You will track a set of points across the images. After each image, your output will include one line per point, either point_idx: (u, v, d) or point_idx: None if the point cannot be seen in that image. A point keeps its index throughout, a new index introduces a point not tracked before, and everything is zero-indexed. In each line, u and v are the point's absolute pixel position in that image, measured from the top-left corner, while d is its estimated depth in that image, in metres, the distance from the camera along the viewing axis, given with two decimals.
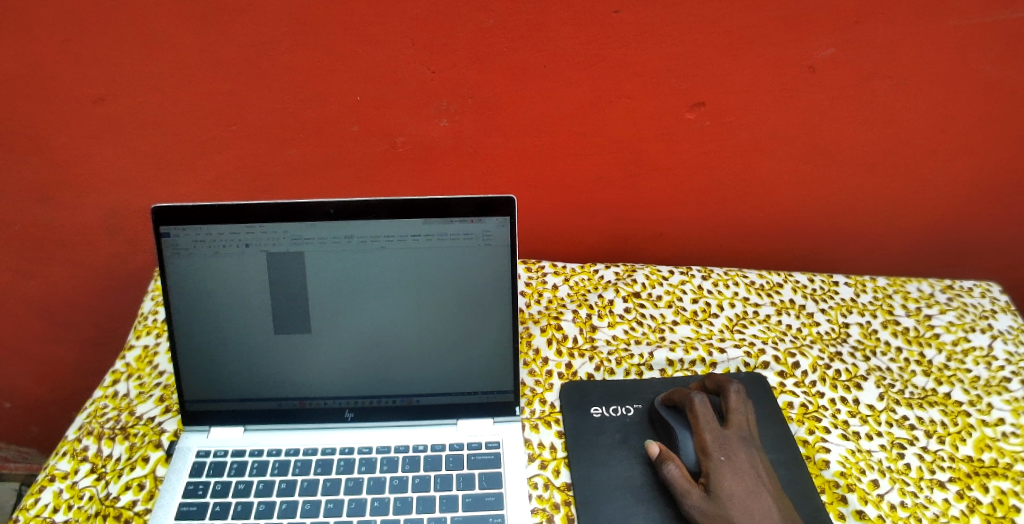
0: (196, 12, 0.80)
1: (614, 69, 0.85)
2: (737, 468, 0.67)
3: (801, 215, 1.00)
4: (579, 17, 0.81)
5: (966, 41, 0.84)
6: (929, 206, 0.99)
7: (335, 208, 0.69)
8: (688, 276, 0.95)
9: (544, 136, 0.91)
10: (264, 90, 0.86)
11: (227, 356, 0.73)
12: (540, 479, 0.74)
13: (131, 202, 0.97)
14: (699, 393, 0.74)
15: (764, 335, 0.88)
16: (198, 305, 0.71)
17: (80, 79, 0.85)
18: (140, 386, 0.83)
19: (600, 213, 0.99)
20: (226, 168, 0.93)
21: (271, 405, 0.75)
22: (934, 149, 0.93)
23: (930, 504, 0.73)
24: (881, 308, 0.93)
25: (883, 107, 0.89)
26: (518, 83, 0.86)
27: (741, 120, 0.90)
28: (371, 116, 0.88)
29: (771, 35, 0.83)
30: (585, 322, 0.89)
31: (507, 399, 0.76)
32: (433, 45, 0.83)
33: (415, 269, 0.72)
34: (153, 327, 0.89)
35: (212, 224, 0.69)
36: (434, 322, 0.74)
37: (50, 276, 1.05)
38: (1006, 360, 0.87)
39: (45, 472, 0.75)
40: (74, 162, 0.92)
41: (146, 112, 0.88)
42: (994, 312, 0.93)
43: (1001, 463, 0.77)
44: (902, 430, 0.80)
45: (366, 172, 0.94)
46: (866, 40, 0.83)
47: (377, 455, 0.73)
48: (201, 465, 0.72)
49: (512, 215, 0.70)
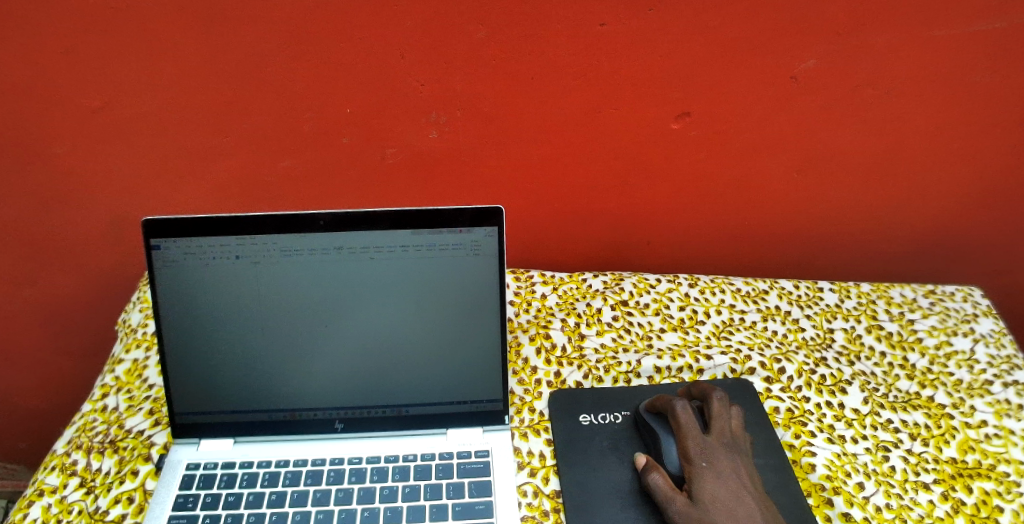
0: (190, 23, 0.81)
1: (603, 78, 0.86)
2: (719, 473, 0.68)
3: (788, 221, 1.01)
4: (569, 28, 0.82)
5: (948, 49, 0.86)
6: (914, 211, 1.01)
7: (326, 219, 0.70)
8: (675, 284, 0.96)
9: (535, 145, 0.92)
10: (259, 101, 0.87)
11: (218, 368, 0.73)
12: (530, 486, 0.74)
13: (125, 213, 0.97)
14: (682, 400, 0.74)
15: (751, 341, 0.89)
16: (188, 318, 0.72)
17: (77, 89, 0.86)
18: (130, 400, 0.83)
19: (591, 221, 1.00)
20: (219, 179, 0.94)
21: (262, 417, 0.75)
22: (919, 156, 0.95)
23: (914, 506, 0.74)
24: (865, 313, 0.94)
25: (869, 114, 0.91)
26: (509, 93, 0.87)
27: (729, 127, 0.91)
28: (363, 126, 0.89)
29: (759, 44, 0.84)
30: (573, 330, 0.90)
31: (497, 408, 0.77)
32: (425, 55, 0.84)
33: (405, 278, 0.72)
34: (143, 341, 0.89)
35: (203, 236, 0.69)
36: (423, 331, 0.74)
37: (43, 286, 1.05)
38: (988, 363, 0.89)
39: (33, 487, 0.75)
40: (68, 172, 0.93)
41: (140, 122, 0.89)
42: (975, 316, 0.94)
43: (984, 464, 0.78)
44: (887, 433, 0.81)
45: (358, 182, 0.94)
46: (852, 49, 0.85)
47: (368, 465, 0.73)
48: (191, 478, 0.72)
49: (500, 224, 0.70)
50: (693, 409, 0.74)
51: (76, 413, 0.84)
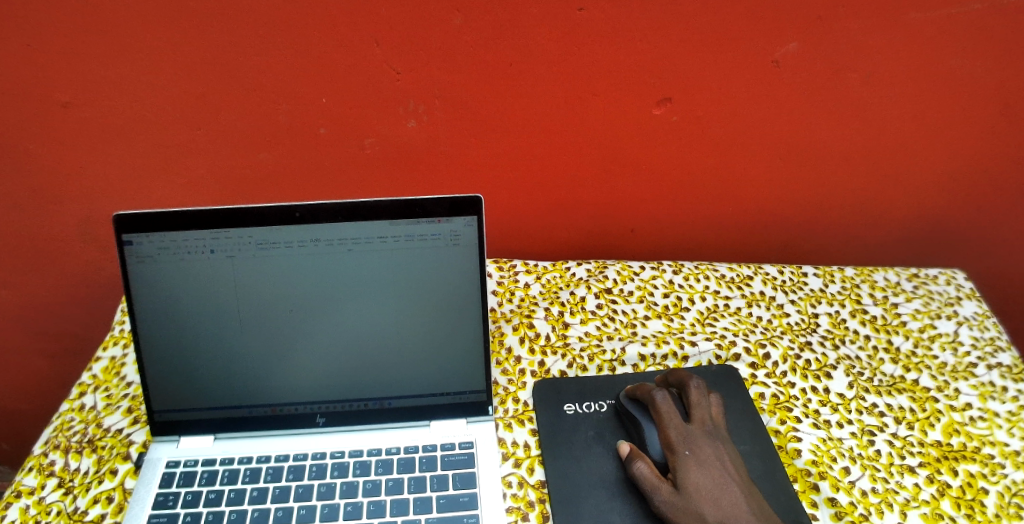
0: (159, 13, 0.79)
1: (583, 64, 0.85)
2: (702, 461, 0.67)
3: (771, 207, 1.01)
4: (547, 14, 0.81)
5: (928, 32, 0.85)
6: (897, 195, 1.01)
7: (302, 210, 0.69)
8: (659, 271, 0.95)
9: (515, 133, 0.91)
10: (232, 94, 0.85)
11: (196, 364, 0.72)
12: (514, 477, 0.74)
13: (99, 209, 0.95)
14: (662, 389, 0.74)
15: (735, 327, 0.89)
16: (164, 314, 0.70)
17: (45, 84, 0.84)
18: (108, 398, 0.82)
19: (573, 209, 0.99)
20: (195, 172, 0.92)
21: (242, 412, 0.74)
22: (899, 140, 0.95)
23: (900, 490, 0.74)
24: (849, 298, 0.94)
25: (850, 98, 0.90)
26: (488, 81, 0.86)
27: (711, 113, 0.90)
28: (341, 116, 0.88)
29: (737, 30, 0.84)
30: (557, 319, 0.89)
31: (481, 399, 0.76)
32: (402, 43, 0.82)
33: (384, 270, 0.71)
34: (121, 338, 0.88)
35: (176, 230, 0.68)
36: (404, 323, 0.73)
37: (18, 284, 1.03)
38: (972, 345, 0.89)
39: (10, 488, 0.74)
40: (39, 168, 0.91)
41: (111, 116, 0.87)
42: (959, 299, 0.95)
43: (969, 447, 0.78)
44: (872, 417, 0.81)
45: (337, 173, 0.93)
46: (830, 33, 0.84)
47: (351, 459, 0.72)
48: (171, 475, 0.71)
49: (480, 213, 0.70)
50: (673, 398, 0.73)
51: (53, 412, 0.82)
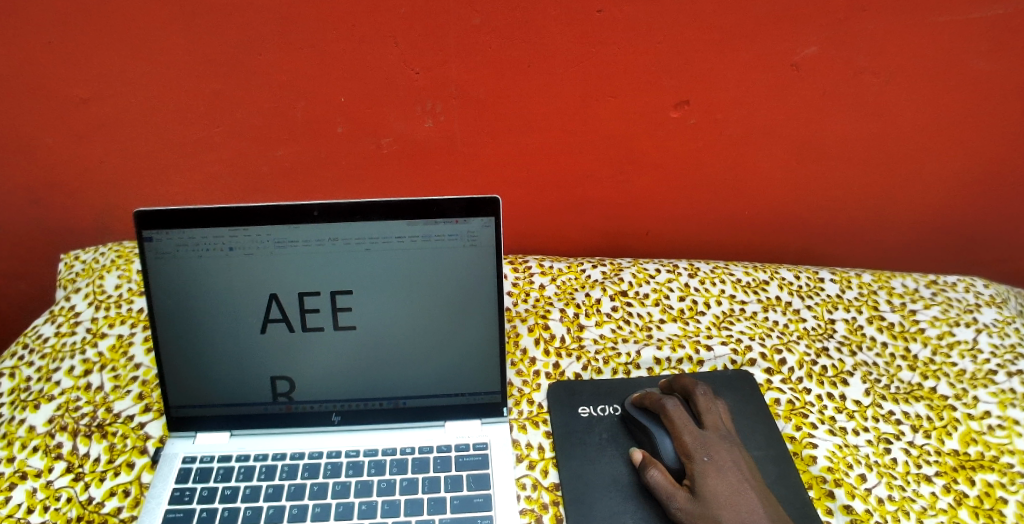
0: (182, 9, 0.80)
1: (602, 65, 0.85)
2: (721, 467, 0.68)
3: (789, 210, 1.00)
4: (567, 14, 0.81)
5: (950, 35, 0.85)
6: (916, 200, 1.00)
7: (319, 210, 0.69)
8: (675, 274, 0.95)
9: (532, 133, 0.90)
10: (251, 91, 0.86)
11: (214, 360, 0.73)
12: (529, 479, 0.73)
13: (118, 203, 0.96)
14: (671, 397, 0.74)
15: (751, 332, 0.89)
16: (182, 310, 0.71)
17: (65, 79, 0.85)
18: (115, 380, 0.82)
19: (590, 210, 0.99)
20: (212, 169, 0.92)
21: (257, 409, 0.75)
22: (921, 144, 0.94)
23: (917, 498, 0.73)
24: (866, 304, 0.93)
25: (870, 101, 0.89)
26: (506, 80, 0.86)
27: (729, 115, 0.90)
28: (359, 114, 0.88)
29: (756, 32, 0.83)
30: (572, 321, 0.89)
31: (495, 400, 0.76)
32: (421, 42, 0.82)
33: (401, 269, 0.71)
34: (128, 317, 0.88)
35: (196, 228, 0.68)
36: (420, 324, 0.73)
37: (37, 277, 1.04)
38: (991, 353, 0.88)
39: (13, 468, 0.74)
40: (60, 162, 0.91)
41: (130, 111, 0.87)
42: (978, 306, 0.94)
43: (988, 456, 0.78)
44: (888, 425, 0.80)
45: (353, 171, 0.93)
46: (851, 36, 0.84)
47: (365, 459, 0.72)
48: (187, 471, 0.71)
49: (497, 215, 0.70)
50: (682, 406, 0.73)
51: (50, 385, 0.82)
